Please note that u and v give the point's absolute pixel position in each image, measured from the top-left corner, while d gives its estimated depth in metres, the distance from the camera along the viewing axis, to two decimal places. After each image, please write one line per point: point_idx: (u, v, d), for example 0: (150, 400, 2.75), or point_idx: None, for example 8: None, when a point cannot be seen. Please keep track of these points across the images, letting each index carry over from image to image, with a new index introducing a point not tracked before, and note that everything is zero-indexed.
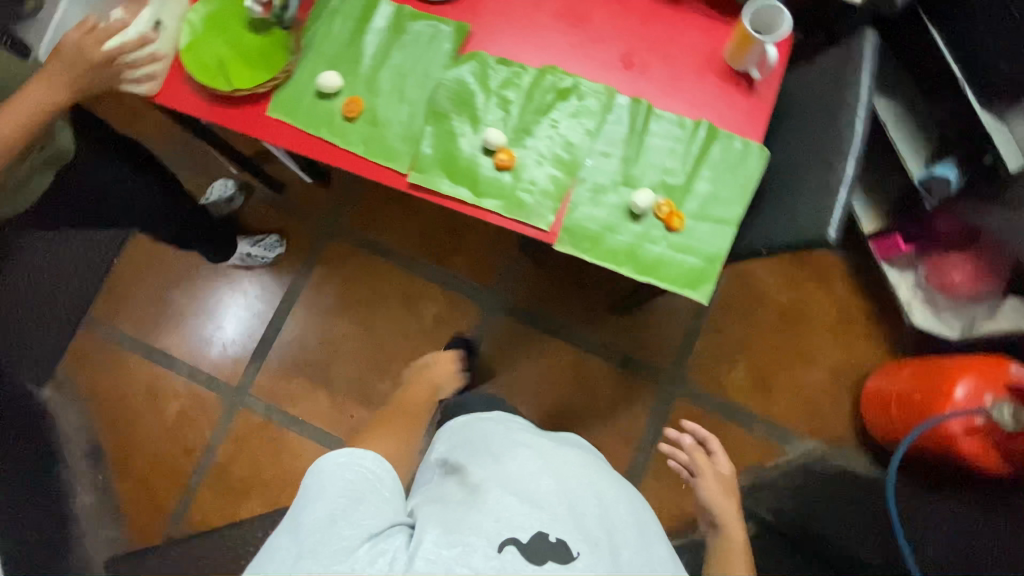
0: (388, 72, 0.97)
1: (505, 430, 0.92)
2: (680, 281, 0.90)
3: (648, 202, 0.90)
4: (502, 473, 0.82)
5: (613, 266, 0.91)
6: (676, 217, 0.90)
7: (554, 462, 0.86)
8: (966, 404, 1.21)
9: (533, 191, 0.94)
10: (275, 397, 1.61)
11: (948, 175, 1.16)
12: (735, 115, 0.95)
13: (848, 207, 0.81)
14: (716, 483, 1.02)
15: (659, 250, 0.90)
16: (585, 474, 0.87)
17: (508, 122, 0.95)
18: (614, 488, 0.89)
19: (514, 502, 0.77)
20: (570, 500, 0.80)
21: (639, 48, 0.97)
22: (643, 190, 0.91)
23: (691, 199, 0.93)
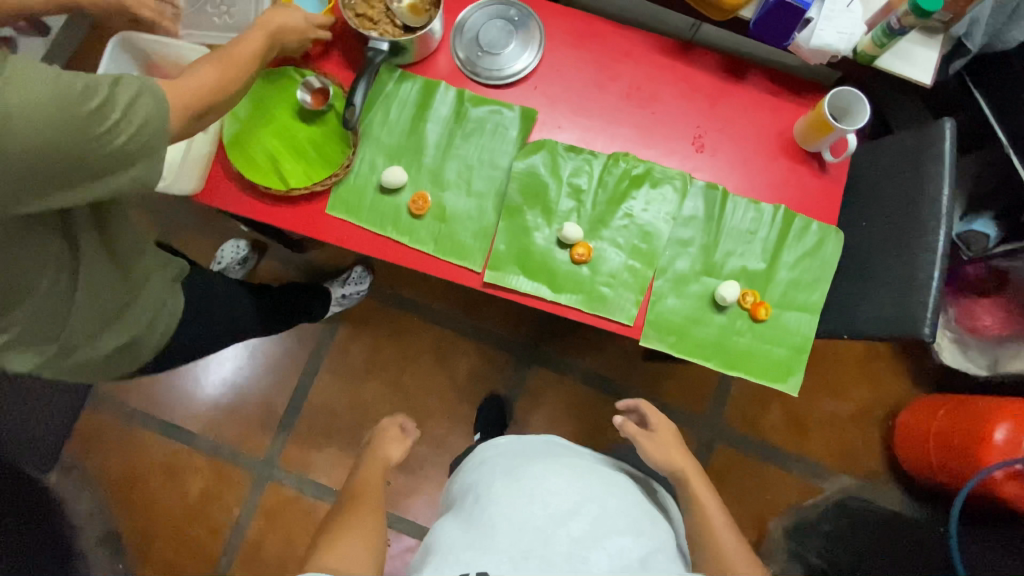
0: (453, 163, 0.93)
1: (514, 458, 0.91)
2: (770, 374, 0.89)
3: (735, 295, 0.88)
4: (490, 512, 0.81)
5: (701, 360, 0.89)
6: (763, 306, 0.88)
7: (548, 492, 0.83)
8: (1008, 449, 1.24)
9: (613, 284, 0.91)
10: (306, 466, 1.54)
11: (987, 231, 1.20)
12: (807, 197, 0.95)
13: (940, 302, 0.81)
14: (669, 450, 0.93)
15: (747, 341, 0.89)
16: (584, 503, 0.82)
17: (581, 212, 0.93)
18: (625, 515, 0.83)
19: (494, 542, 0.76)
20: (556, 538, 0.76)
21: (709, 130, 0.96)
22: (729, 281, 0.89)
23: (773, 288, 0.91)
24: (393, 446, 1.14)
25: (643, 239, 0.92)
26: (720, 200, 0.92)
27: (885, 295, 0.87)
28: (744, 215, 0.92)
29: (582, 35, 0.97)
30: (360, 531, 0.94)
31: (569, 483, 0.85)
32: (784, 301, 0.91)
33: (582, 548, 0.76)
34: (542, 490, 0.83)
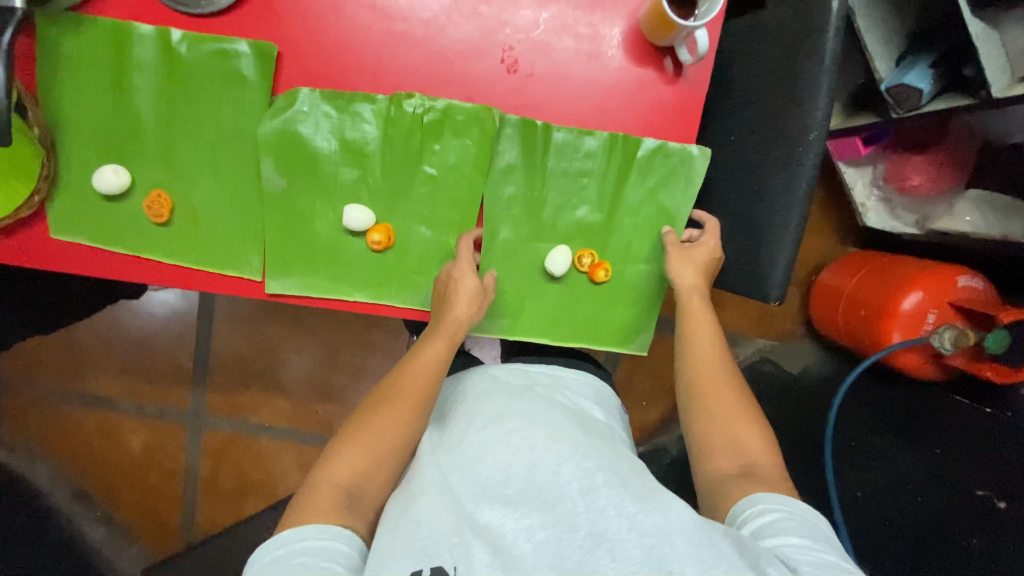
0: (188, 141, 0.70)
1: (447, 419, 0.76)
2: (611, 337, 0.79)
3: (566, 265, 0.74)
4: (414, 491, 0.65)
5: (536, 335, 0.78)
6: (602, 267, 0.75)
7: (475, 458, 0.66)
8: (912, 315, 1.17)
9: (425, 268, 0.75)
10: (234, 410, 1.57)
11: (920, 86, 0.94)
12: (656, 113, 0.73)
13: (797, 251, 0.67)
14: (694, 265, 0.73)
15: (585, 305, 0.78)
16: (519, 459, 0.65)
17: (370, 182, 0.72)
18: (569, 458, 0.64)
19: (423, 519, 0.60)
20: (489, 514, 0.61)
21: (520, 36, 0.70)
22: (558, 249, 0.75)
23: (616, 241, 0.76)
24: (467, 301, 0.70)
25: (455, 206, 0.74)
26: (542, 144, 0.72)
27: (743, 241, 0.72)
28: (576, 156, 0.73)
29: None
30: (386, 433, 0.66)
31: (494, 438, 0.68)
32: (630, 250, 0.77)
33: (525, 516, 0.60)
34: (469, 455, 0.67)
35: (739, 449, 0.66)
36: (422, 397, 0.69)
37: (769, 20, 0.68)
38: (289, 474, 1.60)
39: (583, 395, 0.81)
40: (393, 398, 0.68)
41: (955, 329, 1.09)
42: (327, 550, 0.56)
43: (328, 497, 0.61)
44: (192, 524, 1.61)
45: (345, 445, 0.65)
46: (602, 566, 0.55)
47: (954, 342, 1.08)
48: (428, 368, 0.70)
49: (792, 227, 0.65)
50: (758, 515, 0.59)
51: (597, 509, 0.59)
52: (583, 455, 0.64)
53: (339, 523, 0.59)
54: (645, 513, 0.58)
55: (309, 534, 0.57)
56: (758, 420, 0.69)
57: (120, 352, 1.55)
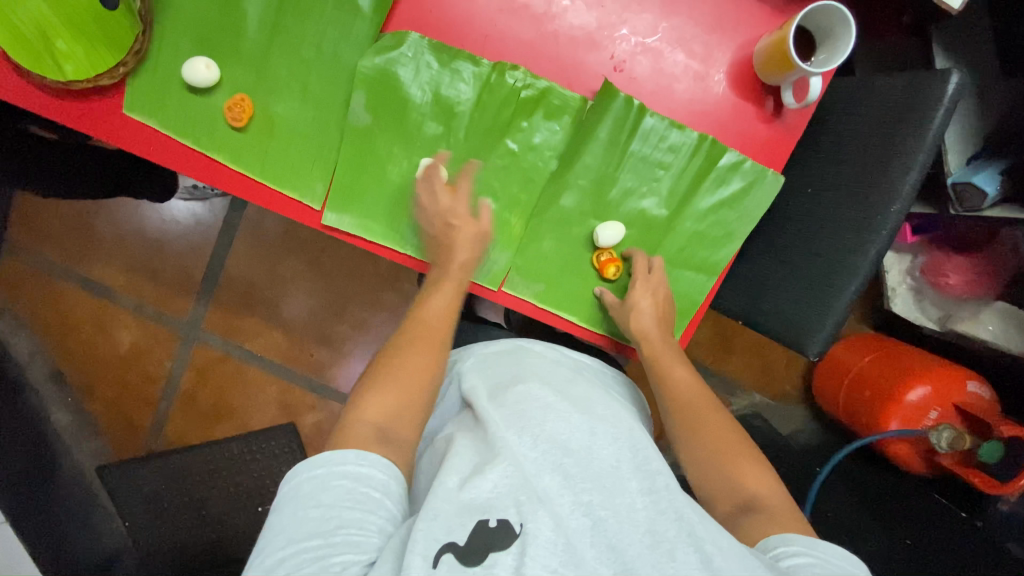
0: (284, 53, 0.69)
1: (504, 380, 0.74)
2: None
3: (611, 240, 0.73)
4: (480, 448, 0.66)
5: (567, 313, 0.78)
6: (613, 265, 0.75)
7: (537, 421, 0.67)
8: (915, 407, 1.19)
9: (480, 240, 0.75)
10: (231, 332, 1.56)
11: (986, 189, 0.96)
12: (743, 147, 0.73)
13: (849, 313, 0.68)
14: (646, 310, 0.73)
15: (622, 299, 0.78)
16: (580, 440, 0.66)
17: (451, 141, 0.72)
18: (631, 458, 0.65)
19: (488, 473, 0.62)
20: (551, 481, 0.61)
21: (634, 40, 0.71)
22: (610, 225, 0.73)
23: (671, 241, 0.76)
24: (468, 248, 0.71)
25: (525, 185, 0.74)
26: (630, 126, 0.71)
27: (794, 295, 0.72)
28: (659, 146, 0.72)
29: None
30: (410, 369, 0.68)
31: (557, 412, 0.68)
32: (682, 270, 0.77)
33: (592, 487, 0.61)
34: (534, 418, 0.67)
35: (736, 487, 0.65)
36: (438, 341, 0.71)
37: (878, 85, 0.69)
38: (268, 409, 1.59)
39: (618, 389, 0.82)
40: (416, 330, 0.71)
41: (953, 431, 1.11)
42: (359, 476, 0.58)
43: (359, 435, 0.62)
44: (160, 433, 1.59)
45: (374, 387, 0.66)
46: (662, 564, 0.55)
47: (949, 442, 1.10)
48: (437, 314, 0.71)
49: (848, 296, 0.66)
50: (792, 555, 0.57)
51: (658, 504, 0.60)
52: (645, 458, 0.65)
53: (375, 451, 0.60)
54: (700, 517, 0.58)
55: (346, 462, 0.59)
56: (752, 451, 0.68)
57: (132, 246, 1.53)
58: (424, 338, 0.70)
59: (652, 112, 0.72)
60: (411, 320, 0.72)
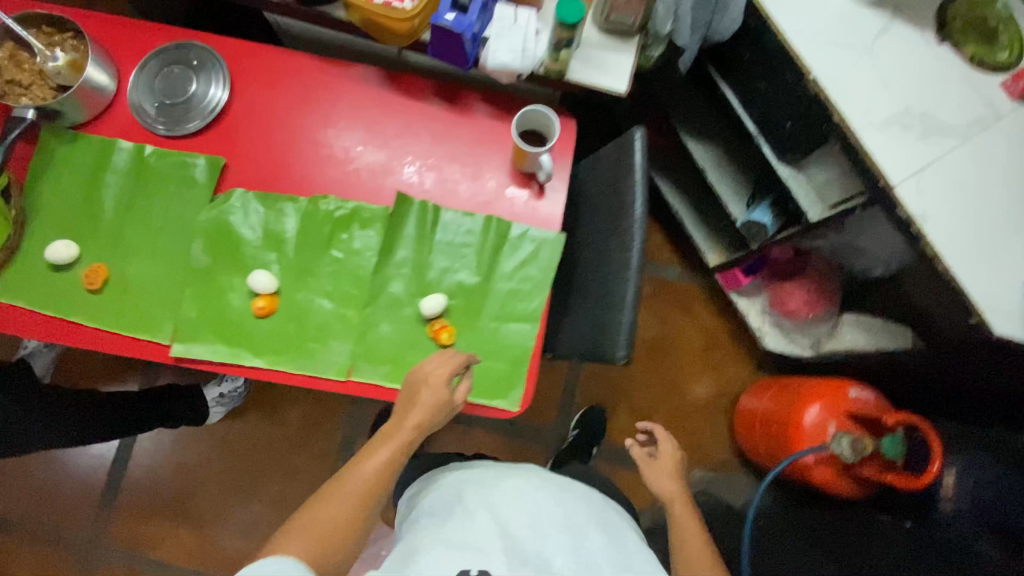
0: (134, 224, 0.85)
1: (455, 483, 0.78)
2: (487, 392, 0.85)
3: (437, 309, 0.84)
4: (461, 519, 0.70)
5: None
6: (445, 331, 0.85)
7: (501, 501, 0.73)
8: (816, 428, 1.22)
9: (322, 339, 0.84)
10: (135, 543, 1.44)
11: (764, 221, 1.18)
12: (527, 218, 0.91)
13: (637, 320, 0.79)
14: (666, 470, 0.92)
15: None
16: (543, 514, 0.73)
17: (284, 262, 0.85)
18: (589, 526, 0.75)
19: (473, 536, 0.67)
20: (531, 544, 0.68)
21: (421, 162, 0.91)
22: (433, 296, 0.85)
23: (491, 302, 0.88)
24: (427, 412, 0.75)
25: (354, 284, 0.86)
26: (432, 219, 0.88)
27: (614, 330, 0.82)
28: (460, 231, 0.89)
29: (279, 77, 0.91)
30: (339, 516, 0.67)
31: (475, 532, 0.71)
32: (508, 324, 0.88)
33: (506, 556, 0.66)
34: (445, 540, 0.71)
35: None
36: (367, 498, 0.70)
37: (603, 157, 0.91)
38: None
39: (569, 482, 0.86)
40: (334, 496, 0.69)
41: (850, 436, 1.14)
42: None
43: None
44: None
45: (288, 538, 0.65)
46: None
47: (851, 446, 1.13)
48: (375, 470, 0.71)
49: (632, 303, 0.78)
50: None
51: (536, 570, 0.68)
52: (604, 518, 0.78)
53: (290, 554, 0.61)
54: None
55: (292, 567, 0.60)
56: None
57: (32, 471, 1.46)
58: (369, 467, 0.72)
59: (446, 207, 0.90)
60: (344, 475, 0.71)
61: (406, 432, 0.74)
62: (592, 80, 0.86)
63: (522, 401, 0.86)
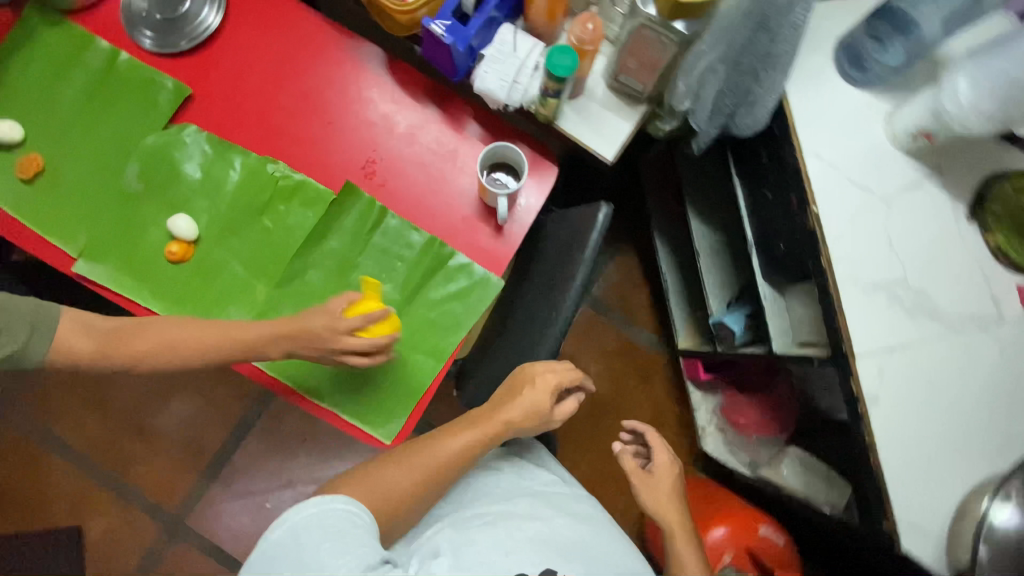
0: (83, 127, 0.82)
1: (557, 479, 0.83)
2: (365, 413, 0.82)
3: None
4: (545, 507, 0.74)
5: (297, 381, 0.82)
6: None
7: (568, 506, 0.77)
8: (713, 550, 1.16)
9: (223, 302, 0.81)
10: (44, 413, 1.47)
11: (732, 327, 1.10)
12: (474, 250, 0.86)
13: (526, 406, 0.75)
14: (662, 487, 0.83)
15: (353, 374, 0.82)
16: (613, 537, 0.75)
17: (212, 213, 0.82)
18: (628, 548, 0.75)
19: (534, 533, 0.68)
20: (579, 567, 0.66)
21: (386, 156, 0.86)
22: (344, 298, 0.81)
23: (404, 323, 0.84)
24: (523, 413, 0.75)
25: (273, 258, 0.82)
26: (374, 220, 0.84)
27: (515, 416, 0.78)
28: (398, 241, 0.84)
29: (275, 24, 0.86)
30: (392, 486, 0.71)
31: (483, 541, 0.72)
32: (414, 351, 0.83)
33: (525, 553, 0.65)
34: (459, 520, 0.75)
35: None
36: (441, 477, 0.74)
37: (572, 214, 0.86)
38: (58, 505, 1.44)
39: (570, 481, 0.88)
40: (395, 463, 0.73)
41: None
42: None
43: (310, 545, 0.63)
44: None
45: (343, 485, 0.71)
46: None
47: None
48: (454, 451, 0.74)
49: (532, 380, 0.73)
50: None
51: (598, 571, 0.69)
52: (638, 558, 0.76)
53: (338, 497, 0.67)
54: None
55: (340, 504, 0.66)
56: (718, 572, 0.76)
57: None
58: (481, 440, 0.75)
59: (393, 211, 0.85)
60: (433, 437, 0.76)
61: (496, 423, 0.76)
62: (582, 135, 0.80)
63: (398, 435, 0.82)
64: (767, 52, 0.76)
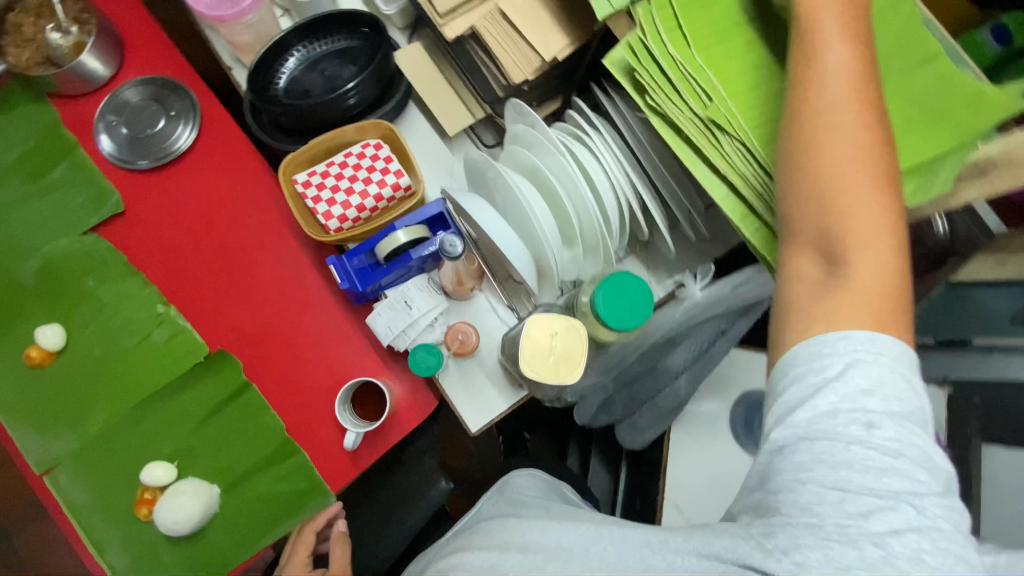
0: (15, 205, 0.85)
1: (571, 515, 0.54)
2: None
3: (157, 482, 0.78)
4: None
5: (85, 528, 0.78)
6: (148, 506, 0.78)
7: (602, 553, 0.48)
8: None
9: (55, 420, 0.80)
10: None
11: None
12: (319, 457, 0.82)
13: None
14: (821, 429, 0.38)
15: (141, 543, 0.78)
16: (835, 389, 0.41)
17: (87, 330, 0.82)
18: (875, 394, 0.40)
19: None
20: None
21: (275, 331, 0.84)
22: (169, 464, 0.79)
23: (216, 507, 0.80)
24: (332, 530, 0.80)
25: (120, 394, 0.81)
26: (233, 392, 0.82)
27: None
28: (247, 422, 0.81)
29: (231, 171, 0.89)
30: None
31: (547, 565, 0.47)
32: (212, 541, 0.79)
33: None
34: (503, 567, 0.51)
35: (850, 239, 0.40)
36: None
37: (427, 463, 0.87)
38: None
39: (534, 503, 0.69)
40: None
41: None
42: None
43: None
44: None
45: None
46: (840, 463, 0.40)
47: None
48: None
49: None
50: None
51: (803, 387, 0.39)
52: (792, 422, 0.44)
53: None
54: (812, 373, 0.39)
55: None
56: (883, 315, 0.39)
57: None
58: (878, 209, 0.40)
59: (257, 388, 0.82)
60: None
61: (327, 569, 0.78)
62: (456, 397, 0.78)
63: None
64: (651, 395, 0.75)
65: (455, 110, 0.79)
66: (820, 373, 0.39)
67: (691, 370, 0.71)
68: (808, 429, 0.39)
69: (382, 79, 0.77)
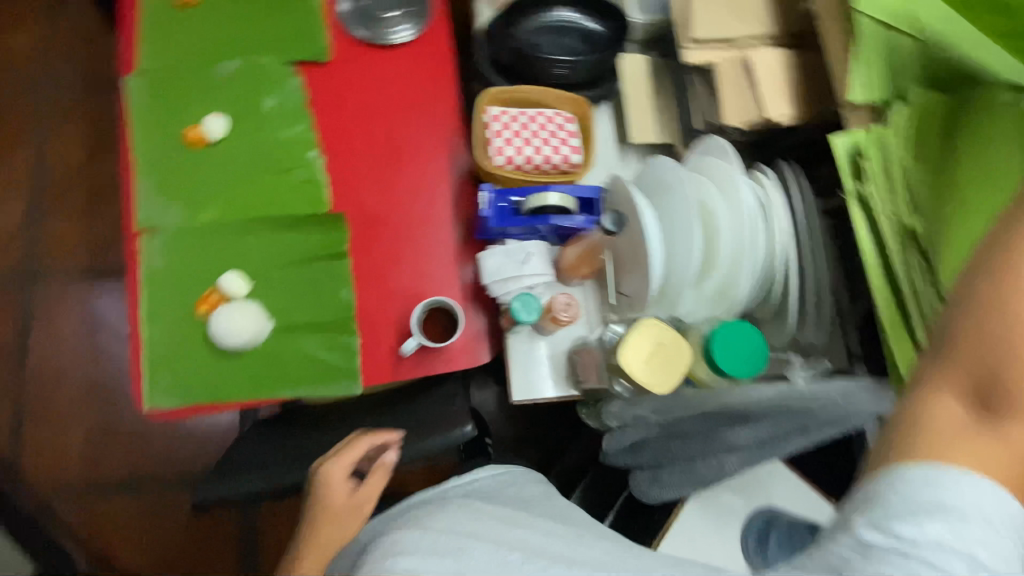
0: (243, 10, 0.94)
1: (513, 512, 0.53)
2: (155, 365, 0.80)
3: (227, 290, 0.82)
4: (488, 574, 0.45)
5: (144, 294, 0.82)
6: (207, 305, 0.81)
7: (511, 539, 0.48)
8: None
9: (175, 195, 0.85)
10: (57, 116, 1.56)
11: None
12: (366, 347, 0.84)
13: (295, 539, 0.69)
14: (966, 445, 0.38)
15: (183, 334, 0.81)
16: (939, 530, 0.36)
17: (243, 137, 0.89)
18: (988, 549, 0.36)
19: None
20: None
21: (389, 224, 0.89)
22: (244, 281, 0.83)
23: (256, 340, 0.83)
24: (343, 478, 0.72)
25: (239, 202, 0.86)
26: (326, 252, 0.85)
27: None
28: (325, 285, 0.85)
29: (426, 77, 0.95)
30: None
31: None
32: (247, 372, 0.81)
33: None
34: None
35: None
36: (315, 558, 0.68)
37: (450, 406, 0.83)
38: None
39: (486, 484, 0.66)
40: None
41: None
42: None
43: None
44: None
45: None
46: None
47: None
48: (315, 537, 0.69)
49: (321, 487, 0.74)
50: None
51: (915, 506, 0.37)
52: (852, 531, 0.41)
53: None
54: (927, 494, 0.37)
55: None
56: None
57: (89, 20, 1.62)
58: None
59: (349, 260, 0.86)
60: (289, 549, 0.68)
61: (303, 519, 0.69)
62: (514, 363, 0.80)
63: (156, 410, 0.79)
64: (692, 458, 0.73)
65: (647, 124, 0.84)
66: (936, 498, 0.37)
67: (746, 452, 0.67)
68: (904, 548, 0.36)
69: (598, 67, 0.85)
